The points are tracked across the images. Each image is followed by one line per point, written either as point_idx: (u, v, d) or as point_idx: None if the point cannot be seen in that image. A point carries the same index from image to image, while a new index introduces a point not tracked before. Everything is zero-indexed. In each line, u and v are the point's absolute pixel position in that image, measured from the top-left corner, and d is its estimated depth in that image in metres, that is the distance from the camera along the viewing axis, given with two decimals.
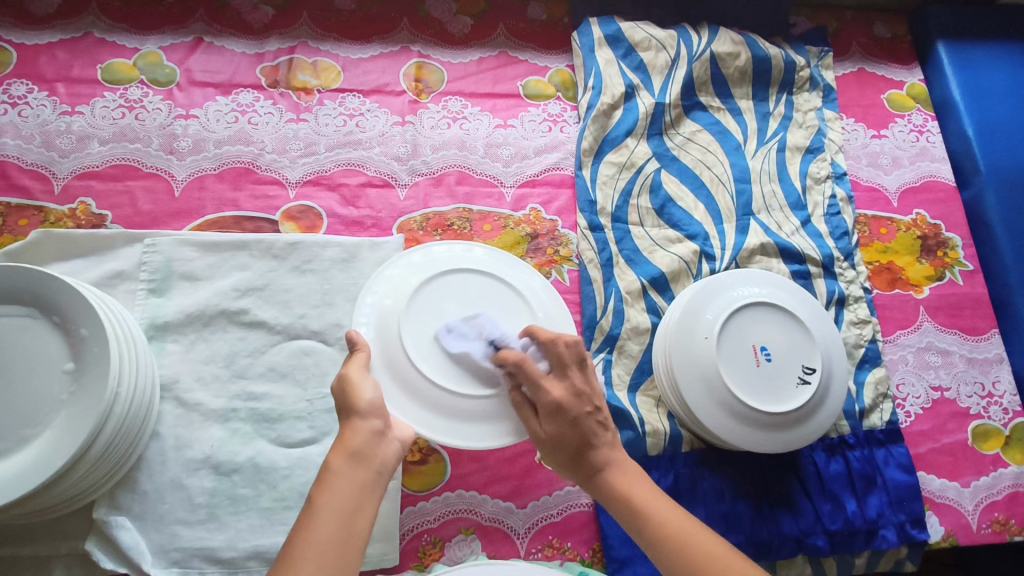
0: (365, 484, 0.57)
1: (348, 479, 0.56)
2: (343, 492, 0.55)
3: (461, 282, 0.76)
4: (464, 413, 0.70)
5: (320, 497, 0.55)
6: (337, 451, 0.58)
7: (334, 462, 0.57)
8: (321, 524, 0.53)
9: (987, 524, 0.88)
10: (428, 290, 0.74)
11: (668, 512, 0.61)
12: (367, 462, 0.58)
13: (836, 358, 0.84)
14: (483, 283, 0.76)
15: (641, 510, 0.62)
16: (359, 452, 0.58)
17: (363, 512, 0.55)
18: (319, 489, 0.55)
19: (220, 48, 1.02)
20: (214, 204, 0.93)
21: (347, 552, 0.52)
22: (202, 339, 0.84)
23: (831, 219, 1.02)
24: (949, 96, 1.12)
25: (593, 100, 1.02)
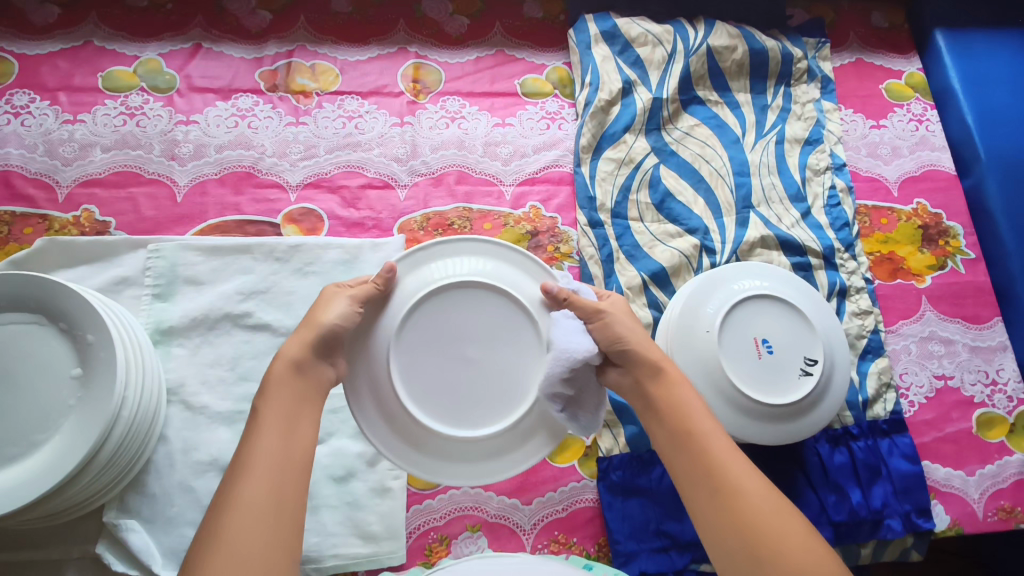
0: (306, 394, 0.60)
1: (289, 390, 0.60)
2: (287, 404, 0.59)
3: (456, 300, 0.67)
4: (459, 453, 0.66)
5: (266, 400, 0.59)
6: (283, 361, 0.61)
7: (277, 372, 0.60)
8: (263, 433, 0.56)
9: (993, 512, 0.88)
10: (425, 315, 0.67)
11: (730, 451, 0.59)
12: (310, 376, 0.61)
13: (838, 349, 0.84)
14: (487, 304, 0.67)
15: (666, 400, 0.63)
16: (301, 364, 0.61)
17: (302, 420, 0.59)
18: (262, 399, 0.59)
19: (219, 53, 1.02)
20: (217, 208, 0.93)
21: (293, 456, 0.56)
22: (208, 342, 0.84)
23: (831, 210, 1.02)
24: (947, 84, 1.12)
25: (590, 96, 1.03)
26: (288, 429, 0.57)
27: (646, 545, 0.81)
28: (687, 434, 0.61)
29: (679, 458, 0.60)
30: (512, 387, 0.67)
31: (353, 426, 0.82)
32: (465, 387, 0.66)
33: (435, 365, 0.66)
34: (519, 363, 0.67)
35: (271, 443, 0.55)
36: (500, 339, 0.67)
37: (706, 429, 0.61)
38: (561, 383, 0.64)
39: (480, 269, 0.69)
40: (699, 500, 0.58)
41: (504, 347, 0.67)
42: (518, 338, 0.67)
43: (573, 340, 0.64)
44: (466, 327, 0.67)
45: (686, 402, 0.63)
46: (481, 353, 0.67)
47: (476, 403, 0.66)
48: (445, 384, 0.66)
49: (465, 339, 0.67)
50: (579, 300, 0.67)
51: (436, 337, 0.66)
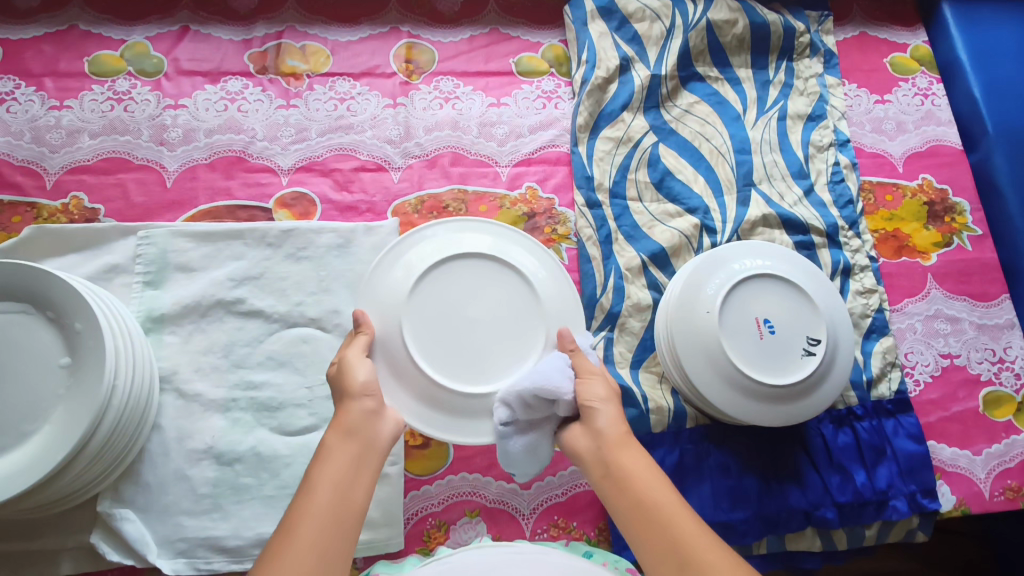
0: (360, 462, 0.57)
1: (343, 452, 0.58)
2: (341, 466, 0.57)
3: (465, 267, 0.70)
4: (461, 410, 0.67)
5: (317, 467, 0.57)
6: (333, 430, 0.59)
7: (328, 438, 0.59)
8: (316, 496, 0.54)
9: (1000, 492, 0.87)
10: (435, 278, 0.69)
11: (695, 524, 0.52)
12: (363, 442, 0.59)
13: (842, 328, 0.82)
14: (494, 273, 0.70)
15: (625, 475, 0.57)
16: (352, 427, 0.59)
17: (360, 482, 0.56)
18: (314, 464, 0.57)
19: (207, 35, 1.00)
20: (207, 193, 0.92)
21: (346, 517, 0.53)
22: (200, 329, 0.83)
23: (835, 187, 1.00)
24: (954, 57, 1.09)
25: (587, 74, 1.00)
26: (341, 495, 0.54)
27: None
28: (648, 505, 0.54)
29: (644, 541, 0.53)
30: (514, 350, 0.68)
31: None
32: (469, 346, 0.68)
33: (462, 345, 0.68)
34: (521, 327, 0.69)
35: (316, 515, 0.52)
36: (504, 304, 0.69)
37: (669, 499, 0.54)
38: (517, 401, 0.62)
39: (465, 242, 0.72)
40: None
41: (494, 284, 0.70)
42: (497, 270, 0.71)
43: (555, 374, 0.61)
44: (474, 290, 0.69)
45: (648, 475, 0.56)
46: (486, 315, 0.69)
47: (484, 361, 0.67)
48: (484, 350, 0.68)
49: (457, 307, 0.69)
50: (584, 357, 0.65)
51: (438, 326, 0.68)
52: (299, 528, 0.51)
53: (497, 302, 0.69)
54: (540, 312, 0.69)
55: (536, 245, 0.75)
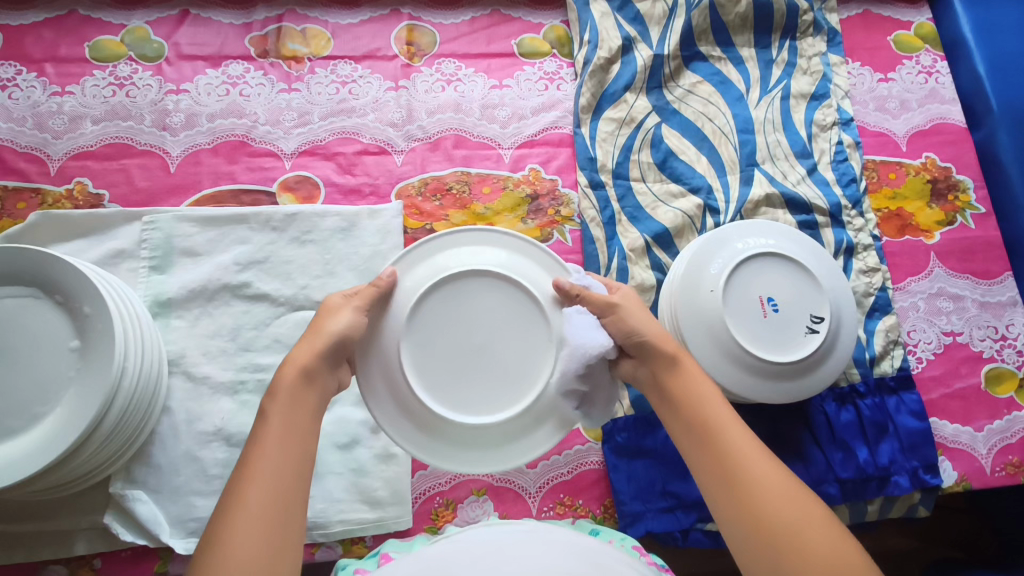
0: (313, 404, 0.58)
1: (299, 399, 0.57)
2: (296, 413, 0.56)
3: (463, 290, 0.66)
4: (472, 443, 0.65)
5: (272, 413, 0.56)
6: (291, 370, 0.58)
7: (285, 382, 0.58)
8: (271, 442, 0.53)
9: (1001, 467, 0.88)
10: (434, 306, 0.65)
11: (751, 443, 0.56)
12: (319, 386, 0.59)
13: (845, 305, 0.82)
14: (497, 295, 0.66)
15: (680, 392, 0.61)
16: (311, 373, 0.59)
17: (311, 431, 0.57)
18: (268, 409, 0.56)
19: (207, 19, 0.99)
20: (211, 178, 0.92)
21: (301, 466, 0.54)
22: (207, 313, 0.84)
23: (838, 165, 1.00)
24: (959, 34, 1.08)
25: (589, 54, 1.00)
26: (297, 444, 0.55)
27: (652, 505, 0.81)
28: (702, 419, 0.58)
29: (696, 449, 0.58)
30: (522, 376, 0.65)
31: (356, 394, 0.82)
32: (474, 375, 0.65)
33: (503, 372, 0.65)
34: (529, 352, 0.66)
35: (279, 451, 0.53)
36: (510, 328, 0.66)
37: (723, 418, 0.58)
38: (576, 379, 0.64)
39: (464, 260, 0.67)
40: (715, 487, 0.55)
41: (472, 301, 0.66)
42: (467, 290, 0.66)
43: (588, 334, 0.63)
44: (477, 316, 0.66)
45: (701, 394, 0.60)
46: (490, 342, 0.66)
47: (492, 390, 0.65)
48: (520, 362, 0.66)
49: (459, 348, 0.65)
50: (592, 295, 0.66)
51: (459, 377, 0.65)
52: (263, 465, 0.52)
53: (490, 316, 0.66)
54: (533, 294, 0.66)
55: (541, 255, 0.69)
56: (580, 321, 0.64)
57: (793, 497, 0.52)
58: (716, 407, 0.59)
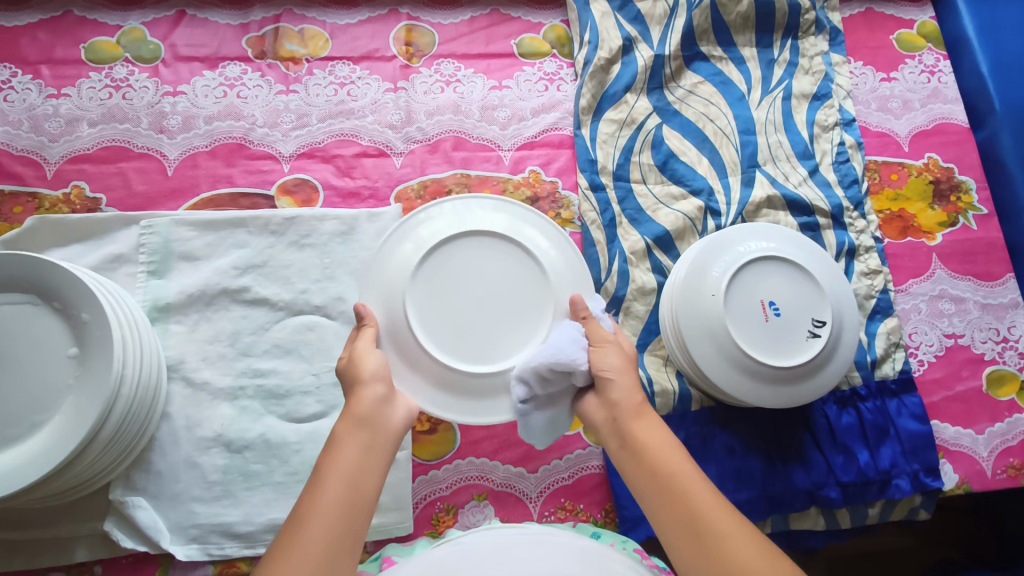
0: (372, 450, 0.57)
1: (358, 441, 0.57)
2: (358, 458, 0.56)
3: (470, 245, 0.70)
4: (464, 390, 0.67)
5: (330, 458, 0.56)
6: (346, 418, 0.58)
7: (342, 426, 0.58)
8: (329, 486, 0.53)
9: (1002, 470, 0.88)
10: (441, 257, 0.69)
11: (711, 496, 0.52)
12: (377, 429, 0.59)
13: (847, 309, 0.82)
14: (501, 253, 0.70)
15: (637, 439, 0.58)
16: (365, 417, 0.58)
17: (371, 473, 0.56)
18: (329, 452, 0.56)
19: (204, 20, 0.98)
20: (208, 181, 0.91)
21: (355, 513, 0.53)
22: (206, 318, 0.84)
23: (840, 167, 1.00)
24: (962, 33, 1.07)
25: (590, 55, 0.99)
26: (353, 488, 0.54)
27: None
28: (661, 471, 0.55)
29: (656, 505, 0.54)
30: (519, 329, 0.68)
31: None
32: (474, 324, 0.68)
33: (521, 315, 0.68)
34: (528, 306, 0.69)
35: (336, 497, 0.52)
36: (511, 283, 0.69)
37: (683, 469, 0.55)
38: (535, 376, 0.63)
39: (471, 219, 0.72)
40: (679, 547, 0.51)
41: (453, 265, 0.69)
42: (466, 246, 0.70)
43: (570, 346, 0.62)
44: (481, 270, 0.69)
45: (662, 443, 0.57)
46: (490, 293, 0.69)
47: (489, 341, 0.68)
48: (519, 315, 0.69)
49: (463, 316, 0.68)
50: (597, 325, 0.66)
51: (477, 338, 0.67)
52: (317, 509, 0.52)
53: (476, 272, 0.69)
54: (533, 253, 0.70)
55: (543, 223, 0.74)
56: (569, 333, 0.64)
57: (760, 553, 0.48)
58: (676, 454, 0.56)
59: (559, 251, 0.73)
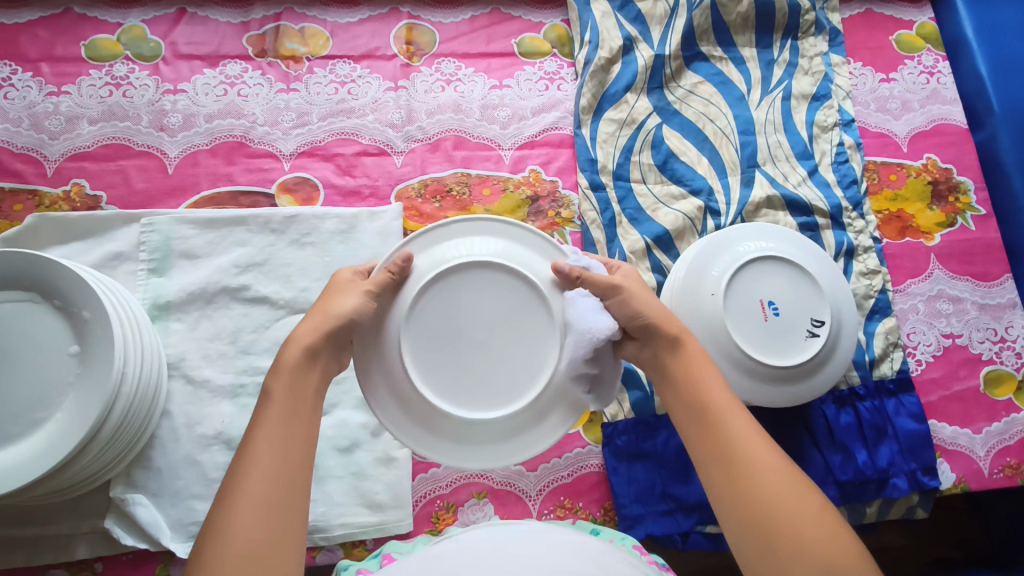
0: (316, 386, 0.57)
1: (303, 374, 0.57)
2: (299, 389, 0.56)
3: (455, 283, 0.64)
4: (487, 438, 0.64)
5: (274, 390, 0.55)
6: (293, 351, 0.58)
7: (286, 358, 0.57)
8: (274, 416, 0.53)
9: (999, 469, 0.88)
10: (428, 305, 0.64)
11: (745, 423, 0.56)
12: (321, 365, 0.59)
13: (845, 308, 0.82)
14: (490, 284, 0.65)
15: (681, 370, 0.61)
16: (312, 350, 0.58)
17: (311, 404, 0.56)
18: (271, 383, 0.55)
19: (204, 18, 0.98)
20: (209, 179, 0.91)
21: (302, 441, 0.53)
22: (207, 316, 0.84)
23: (839, 167, 1.00)
24: (961, 34, 1.07)
25: (590, 54, 0.99)
26: (296, 419, 0.54)
27: (652, 508, 0.81)
28: (700, 400, 0.58)
29: (693, 429, 0.58)
30: (529, 363, 0.64)
31: (356, 398, 0.82)
32: (481, 368, 0.64)
33: (532, 340, 0.64)
34: (532, 336, 0.65)
35: (280, 429, 0.52)
36: (509, 316, 0.64)
37: (722, 399, 0.58)
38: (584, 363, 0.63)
39: (448, 253, 0.66)
40: (709, 465, 0.56)
41: (443, 307, 0.64)
42: (453, 286, 0.64)
43: (592, 319, 0.62)
44: (474, 310, 0.64)
45: (704, 376, 0.60)
46: (489, 332, 0.64)
47: (502, 382, 0.64)
48: (525, 349, 0.64)
49: (470, 357, 0.64)
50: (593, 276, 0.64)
51: (496, 378, 0.64)
52: (265, 438, 0.51)
53: (473, 306, 0.64)
54: (524, 278, 0.64)
55: (526, 234, 0.68)
56: (584, 304, 0.63)
57: (782, 477, 0.52)
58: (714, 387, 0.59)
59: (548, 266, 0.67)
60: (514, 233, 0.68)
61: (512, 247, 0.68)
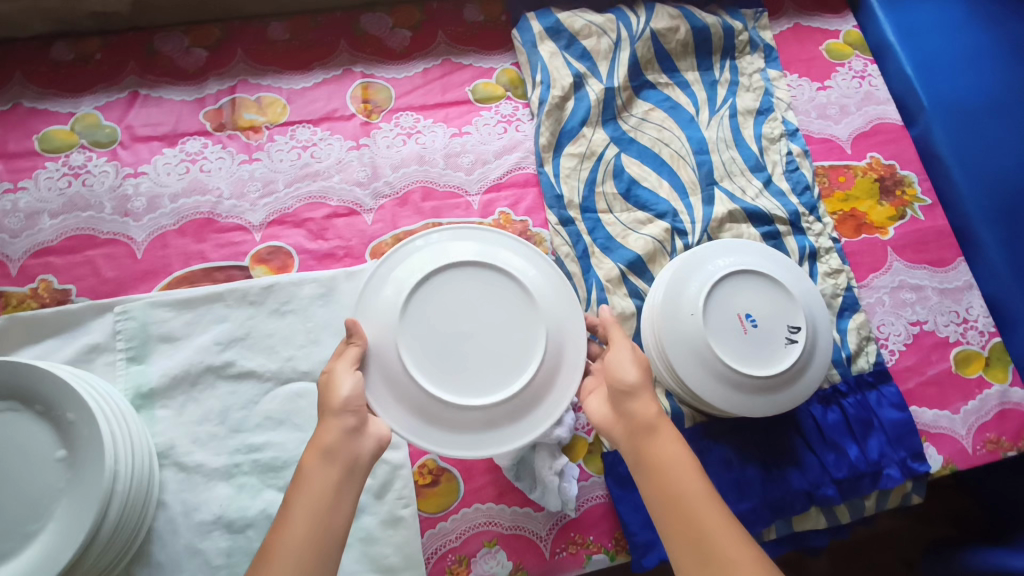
0: (343, 482, 0.60)
1: (325, 477, 0.59)
2: (321, 492, 0.58)
3: (435, 287, 0.70)
4: (500, 422, 0.68)
5: (295, 500, 0.58)
6: (310, 455, 0.60)
7: (307, 462, 0.60)
8: (294, 525, 0.56)
9: (981, 445, 0.92)
10: (415, 312, 0.69)
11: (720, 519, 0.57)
12: (343, 461, 0.60)
13: (817, 312, 0.86)
14: (466, 281, 0.70)
15: (652, 454, 0.61)
16: (330, 450, 0.60)
17: (339, 508, 0.58)
18: (295, 489, 0.59)
19: (158, 99, 0.98)
20: (180, 259, 0.91)
21: (323, 549, 0.56)
22: (192, 399, 0.82)
23: (791, 175, 1.05)
24: (883, 39, 1.14)
25: (543, 94, 1.02)
26: (320, 524, 0.56)
27: None
28: (676, 492, 0.58)
29: (674, 526, 0.57)
30: (519, 343, 0.69)
31: None
32: (476, 357, 0.68)
33: (517, 321, 0.70)
34: (514, 318, 0.70)
35: (298, 539, 0.55)
36: (490, 304, 0.70)
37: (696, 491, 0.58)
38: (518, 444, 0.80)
39: (420, 264, 0.72)
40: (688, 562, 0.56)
41: (438, 301, 0.69)
42: (434, 290, 0.70)
43: None
44: (457, 306, 0.69)
45: (674, 463, 0.60)
46: (476, 323, 0.69)
47: (499, 367, 0.68)
48: (512, 331, 0.69)
49: (465, 349, 0.68)
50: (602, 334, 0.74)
51: (494, 362, 0.68)
52: (284, 550, 0.55)
53: (480, 301, 0.70)
54: (492, 268, 0.71)
55: (484, 231, 0.75)
56: None
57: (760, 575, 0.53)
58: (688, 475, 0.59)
59: (509, 251, 0.74)
60: (474, 233, 0.75)
61: (477, 243, 0.74)
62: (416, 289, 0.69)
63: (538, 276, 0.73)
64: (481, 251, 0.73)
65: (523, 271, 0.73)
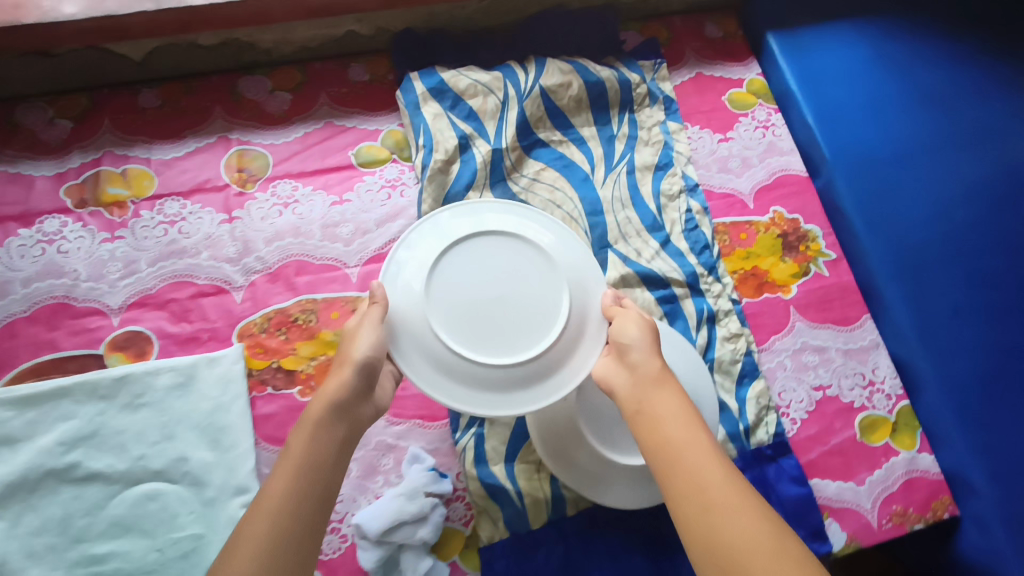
0: (347, 441, 0.63)
1: (326, 432, 0.62)
2: (322, 443, 0.61)
3: (455, 257, 0.70)
4: (538, 379, 0.69)
5: (297, 446, 0.61)
6: (319, 404, 0.63)
7: (317, 410, 0.62)
8: (288, 474, 0.59)
9: (887, 519, 0.87)
10: (439, 280, 0.69)
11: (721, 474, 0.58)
12: (353, 417, 0.64)
13: (703, 389, 0.82)
14: (486, 249, 0.70)
15: (655, 409, 0.63)
16: (338, 406, 0.63)
17: (339, 465, 0.61)
18: (300, 434, 0.61)
19: (17, 175, 0.93)
20: (29, 349, 0.85)
21: (321, 498, 0.59)
22: (30, 507, 0.76)
23: (690, 234, 1.00)
24: (786, 87, 1.10)
25: (426, 158, 0.97)
26: (319, 475, 0.59)
27: None
28: (675, 444, 0.60)
29: (673, 476, 0.59)
30: (545, 304, 0.69)
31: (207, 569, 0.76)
32: (500, 321, 0.68)
33: (541, 282, 0.70)
34: (539, 280, 0.70)
35: (289, 486, 0.58)
36: (513, 267, 0.70)
37: (693, 446, 0.60)
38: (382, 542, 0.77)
39: (441, 234, 0.72)
40: (690, 514, 0.56)
41: (460, 269, 0.70)
42: (454, 259, 0.70)
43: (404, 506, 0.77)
44: (478, 272, 0.69)
45: (675, 420, 0.62)
46: (501, 287, 0.69)
47: (527, 328, 0.68)
48: (536, 294, 0.69)
49: (492, 313, 0.68)
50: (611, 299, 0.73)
51: (520, 324, 0.68)
52: (276, 500, 0.57)
53: (506, 266, 0.70)
54: (511, 235, 0.72)
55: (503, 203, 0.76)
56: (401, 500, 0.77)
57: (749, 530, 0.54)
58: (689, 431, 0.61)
59: (526, 221, 0.75)
60: (491, 206, 0.75)
61: (491, 214, 0.74)
62: (436, 260, 0.70)
63: (567, 252, 0.73)
64: (514, 222, 0.74)
65: (542, 237, 0.74)
